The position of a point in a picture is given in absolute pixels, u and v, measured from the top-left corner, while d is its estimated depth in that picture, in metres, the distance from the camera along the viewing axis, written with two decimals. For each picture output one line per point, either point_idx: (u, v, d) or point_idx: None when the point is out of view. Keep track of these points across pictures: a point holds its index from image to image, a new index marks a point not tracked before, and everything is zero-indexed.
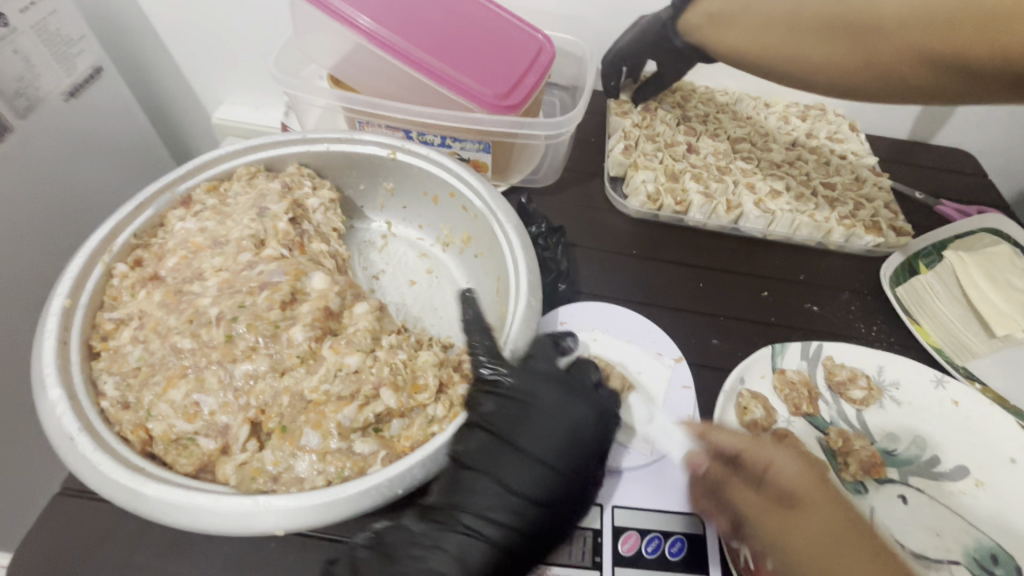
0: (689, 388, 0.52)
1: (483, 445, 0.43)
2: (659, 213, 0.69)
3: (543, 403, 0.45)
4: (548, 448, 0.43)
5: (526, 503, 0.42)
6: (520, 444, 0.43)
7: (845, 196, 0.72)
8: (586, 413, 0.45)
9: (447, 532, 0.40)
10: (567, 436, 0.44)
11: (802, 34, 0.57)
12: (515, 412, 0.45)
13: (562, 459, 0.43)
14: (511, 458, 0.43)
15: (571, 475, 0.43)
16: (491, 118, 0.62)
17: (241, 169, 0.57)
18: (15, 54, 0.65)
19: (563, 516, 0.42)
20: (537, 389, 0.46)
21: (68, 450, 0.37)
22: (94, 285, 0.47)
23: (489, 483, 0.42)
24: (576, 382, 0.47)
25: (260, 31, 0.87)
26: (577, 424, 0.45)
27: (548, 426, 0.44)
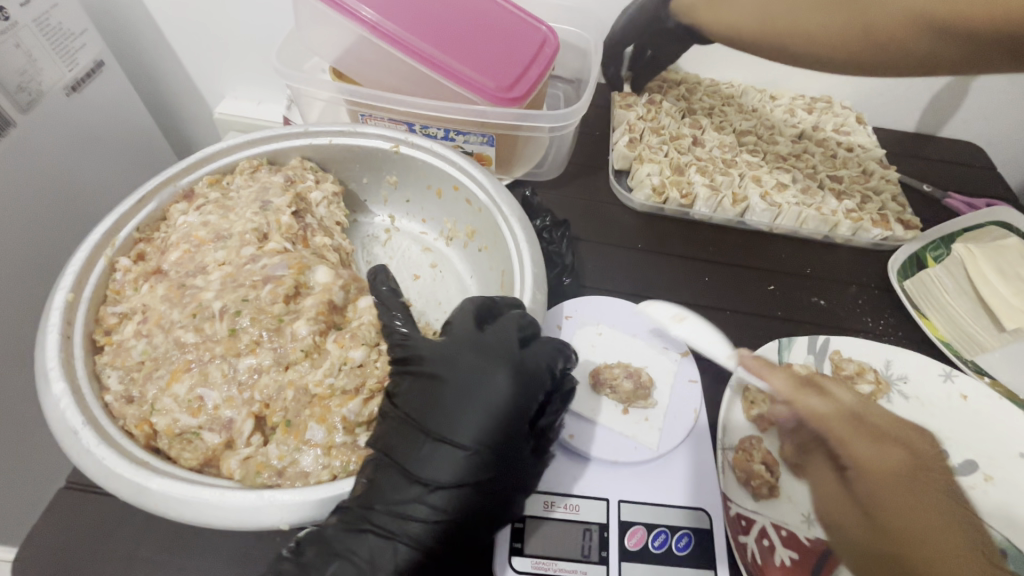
0: (696, 382, 0.51)
1: (396, 435, 0.39)
2: (664, 206, 0.69)
3: (456, 379, 0.40)
4: (464, 428, 0.38)
5: (446, 490, 0.38)
6: (432, 429, 0.39)
7: (852, 189, 0.72)
8: (503, 383, 0.40)
9: (356, 535, 0.37)
10: (484, 413, 0.39)
11: (803, 13, 0.56)
12: (427, 394, 0.40)
13: (479, 440, 0.38)
14: (424, 447, 0.38)
15: (493, 455, 0.38)
16: (494, 110, 0.61)
17: (244, 162, 0.56)
18: (18, 48, 0.65)
19: (482, 500, 0.38)
20: (451, 364, 0.41)
21: (73, 444, 0.37)
22: (97, 279, 0.46)
23: (406, 474, 0.38)
24: (496, 348, 0.41)
25: (262, 24, 0.87)
26: (492, 397, 0.39)
27: (463, 403, 0.39)
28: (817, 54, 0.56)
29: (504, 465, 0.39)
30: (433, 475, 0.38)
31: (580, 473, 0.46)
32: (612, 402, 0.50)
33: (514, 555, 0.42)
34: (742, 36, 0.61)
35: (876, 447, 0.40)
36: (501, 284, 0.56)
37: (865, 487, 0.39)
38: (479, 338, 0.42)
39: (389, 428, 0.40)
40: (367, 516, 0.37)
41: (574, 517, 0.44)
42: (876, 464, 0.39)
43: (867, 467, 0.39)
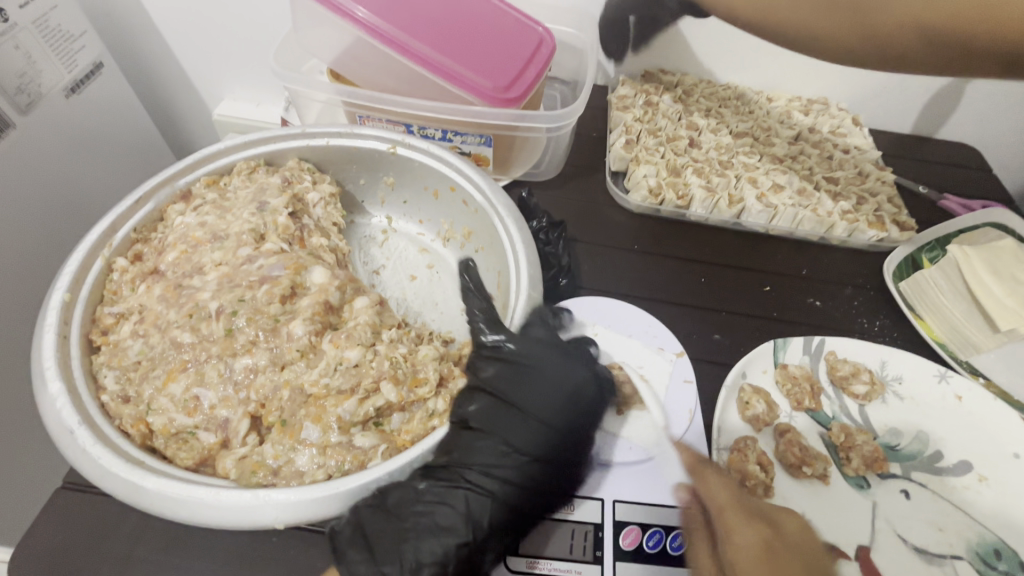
0: (691, 381, 0.52)
1: (487, 407, 0.44)
2: (661, 208, 0.69)
3: (544, 366, 0.46)
4: (549, 407, 0.44)
5: (535, 459, 0.43)
6: (523, 407, 0.44)
7: (849, 190, 0.72)
8: (585, 376, 0.46)
9: (454, 489, 0.40)
10: (566, 394, 0.45)
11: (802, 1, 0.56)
12: (517, 375, 0.45)
13: (561, 417, 0.44)
14: (514, 419, 0.43)
15: (570, 431, 0.45)
16: (491, 111, 0.62)
17: (241, 163, 0.57)
18: (17, 50, 0.65)
19: (562, 471, 0.44)
20: (539, 356, 0.46)
21: (68, 444, 0.37)
22: (94, 280, 0.46)
23: (495, 439, 0.43)
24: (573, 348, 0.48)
25: (262, 27, 0.87)
26: (576, 387, 0.46)
27: (552, 388, 0.45)
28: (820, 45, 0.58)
29: (578, 443, 0.45)
30: (525, 446, 0.43)
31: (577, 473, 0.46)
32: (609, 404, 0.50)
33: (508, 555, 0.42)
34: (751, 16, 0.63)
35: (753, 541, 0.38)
36: (498, 285, 0.57)
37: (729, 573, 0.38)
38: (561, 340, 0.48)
39: (477, 401, 0.44)
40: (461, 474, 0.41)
41: (568, 516, 0.44)
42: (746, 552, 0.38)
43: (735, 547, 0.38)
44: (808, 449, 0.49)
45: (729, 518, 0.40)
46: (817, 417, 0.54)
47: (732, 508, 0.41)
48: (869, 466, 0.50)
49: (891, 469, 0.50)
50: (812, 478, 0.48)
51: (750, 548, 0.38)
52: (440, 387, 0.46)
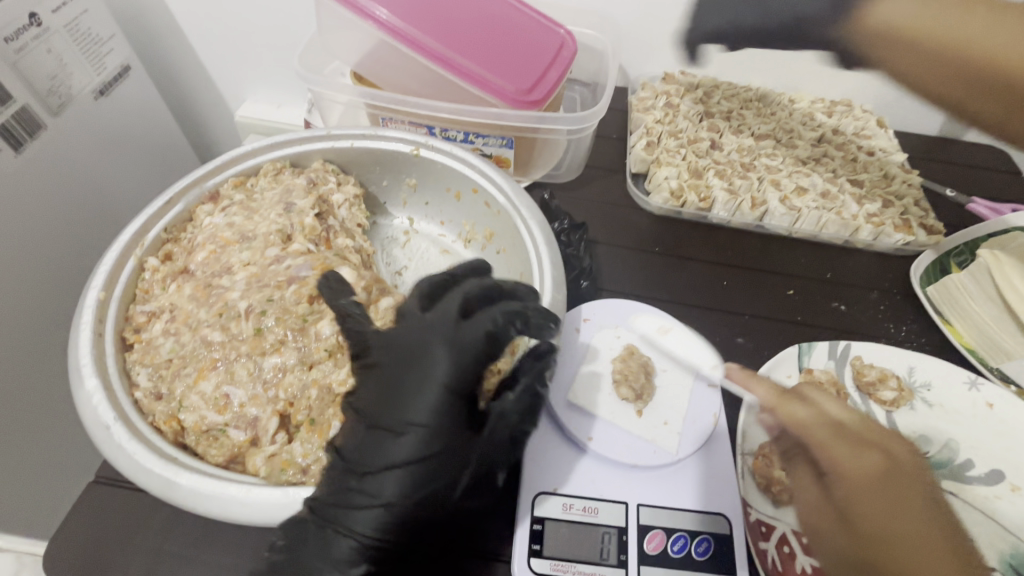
0: (716, 387, 0.50)
1: (353, 434, 0.38)
2: (682, 210, 0.69)
3: (409, 361, 0.38)
4: (419, 411, 0.37)
5: (402, 474, 0.37)
6: (382, 421, 0.38)
7: (873, 193, 0.71)
8: (443, 359, 0.38)
9: (318, 532, 0.36)
10: (433, 386, 0.37)
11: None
12: (383, 381, 0.39)
13: (434, 418, 0.37)
14: (376, 439, 0.37)
15: (451, 428, 0.37)
16: (513, 113, 0.62)
17: (267, 165, 0.57)
18: (49, 53, 0.67)
19: (441, 477, 0.37)
20: (398, 351, 0.39)
21: (105, 439, 0.38)
22: (127, 279, 0.47)
23: (364, 467, 0.37)
24: (434, 331, 0.39)
25: (286, 30, 0.88)
26: (435, 373, 0.37)
27: (409, 385, 0.38)
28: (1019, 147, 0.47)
29: (454, 438, 0.38)
30: (386, 463, 0.37)
31: (599, 477, 0.45)
32: (609, 372, 0.50)
33: (533, 557, 0.42)
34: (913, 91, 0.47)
35: (860, 454, 0.39)
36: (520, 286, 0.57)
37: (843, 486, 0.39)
38: (422, 322, 0.40)
39: (350, 424, 0.39)
40: (337, 504, 0.37)
41: (593, 519, 0.43)
42: (856, 474, 0.38)
43: (847, 473, 0.38)
44: None
45: (829, 447, 0.40)
46: None
47: (844, 435, 0.40)
48: None
49: None
50: None
51: (862, 471, 0.38)
52: None
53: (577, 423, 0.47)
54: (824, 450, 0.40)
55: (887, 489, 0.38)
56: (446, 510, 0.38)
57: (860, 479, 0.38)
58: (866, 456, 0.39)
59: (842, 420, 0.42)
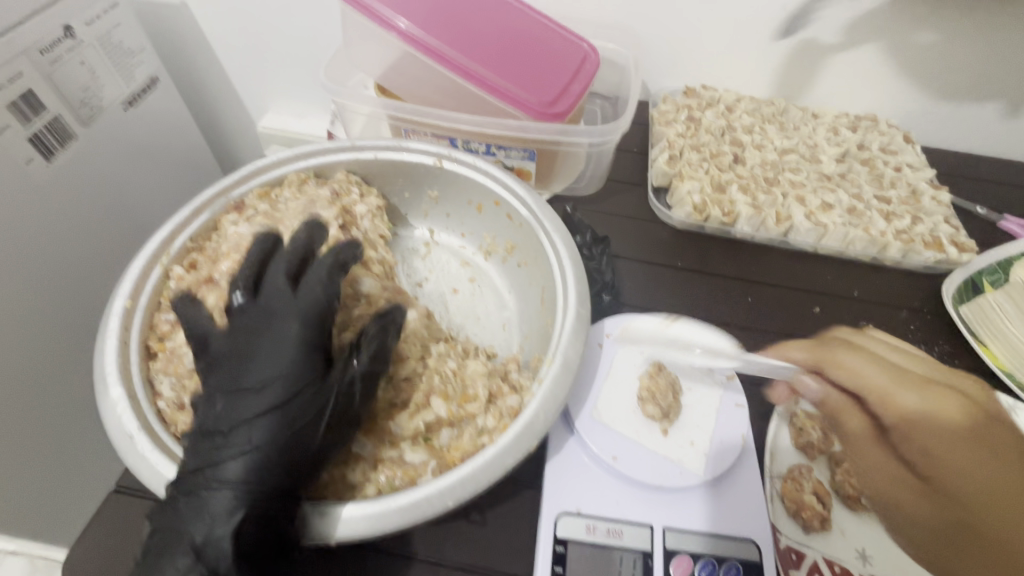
0: (744, 407, 0.48)
1: (212, 403, 0.38)
2: (706, 224, 0.68)
3: (257, 332, 0.39)
4: (267, 367, 0.38)
5: (265, 426, 0.36)
6: (239, 383, 0.38)
7: (901, 209, 0.70)
8: (289, 316, 0.39)
9: (191, 502, 0.35)
10: (286, 340, 0.38)
11: None
12: (232, 350, 0.39)
13: (290, 367, 0.38)
14: (235, 400, 0.37)
15: (304, 374, 0.38)
16: (536, 126, 0.62)
17: (292, 175, 0.57)
18: (82, 65, 0.69)
19: (307, 426, 0.37)
20: (248, 324, 0.40)
21: (127, 449, 0.37)
22: (152, 288, 0.46)
23: (219, 430, 0.37)
24: (276, 298, 0.41)
25: (310, 44, 0.90)
26: (285, 328, 0.39)
27: (260, 346, 0.39)
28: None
29: (312, 385, 0.38)
30: (247, 418, 0.36)
31: (623, 497, 0.44)
32: (633, 389, 0.49)
33: None
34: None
35: (927, 397, 0.37)
36: (542, 300, 0.56)
37: (911, 438, 0.36)
38: (263, 295, 0.41)
39: (203, 402, 0.38)
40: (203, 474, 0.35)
41: (617, 543, 0.42)
42: (930, 419, 0.36)
43: (908, 417, 0.37)
44: None
45: (895, 397, 0.38)
46: None
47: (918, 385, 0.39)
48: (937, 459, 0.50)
49: None
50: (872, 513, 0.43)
51: (937, 424, 0.36)
52: (491, 404, 0.43)
53: (601, 441, 0.46)
54: (880, 397, 0.39)
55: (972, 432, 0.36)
56: (319, 462, 0.38)
57: (934, 428, 0.36)
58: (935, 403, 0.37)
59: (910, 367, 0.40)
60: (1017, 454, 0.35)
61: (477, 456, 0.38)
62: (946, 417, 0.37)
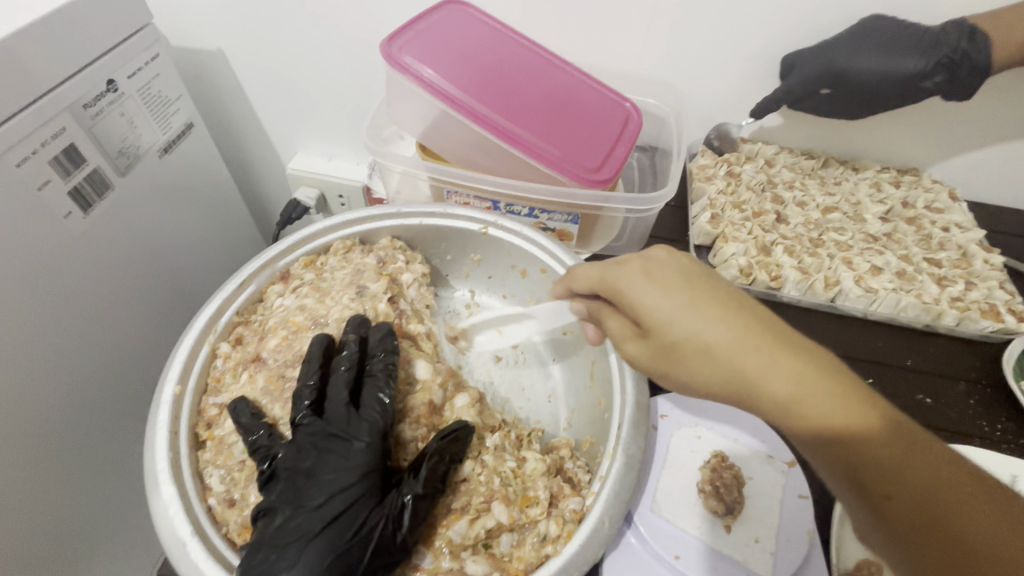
0: (808, 498, 0.46)
1: (272, 515, 0.38)
2: (751, 288, 0.67)
3: (321, 449, 0.40)
4: (327, 487, 0.38)
5: (327, 544, 0.36)
6: (303, 495, 0.38)
7: (953, 274, 0.68)
8: (359, 428, 0.41)
9: None
10: (354, 453, 0.39)
11: (699, 305, 0.37)
12: (295, 461, 0.39)
13: (352, 489, 0.38)
14: (297, 513, 0.37)
15: (363, 499, 0.38)
16: (582, 191, 0.61)
17: (338, 243, 0.57)
18: (122, 117, 0.69)
19: (366, 545, 0.37)
20: (315, 433, 0.40)
21: (181, 558, 0.36)
22: (200, 368, 0.46)
23: (279, 542, 0.36)
24: (343, 409, 0.42)
25: (345, 91, 0.91)
26: (354, 441, 0.40)
27: (327, 457, 0.39)
28: (760, 355, 0.36)
29: (377, 502, 0.39)
30: (308, 535, 0.36)
31: None
32: (689, 480, 0.47)
33: None
34: (793, 376, 0.35)
35: (651, 290, 0.39)
36: (592, 374, 0.55)
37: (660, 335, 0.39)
38: (330, 404, 0.42)
39: (262, 512, 0.38)
40: None
41: None
42: (649, 307, 0.39)
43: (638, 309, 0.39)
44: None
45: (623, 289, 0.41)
46: None
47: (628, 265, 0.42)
48: None
49: None
50: None
51: (656, 312, 0.38)
52: (552, 507, 0.42)
53: (661, 538, 0.44)
54: (620, 296, 0.41)
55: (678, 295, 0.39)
56: None
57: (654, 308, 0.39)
58: (659, 288, 0.39)
59: (661, 260, 0.41)
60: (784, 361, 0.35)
61: (540, 571, 0.37)
62: (655, 314, 0.38)
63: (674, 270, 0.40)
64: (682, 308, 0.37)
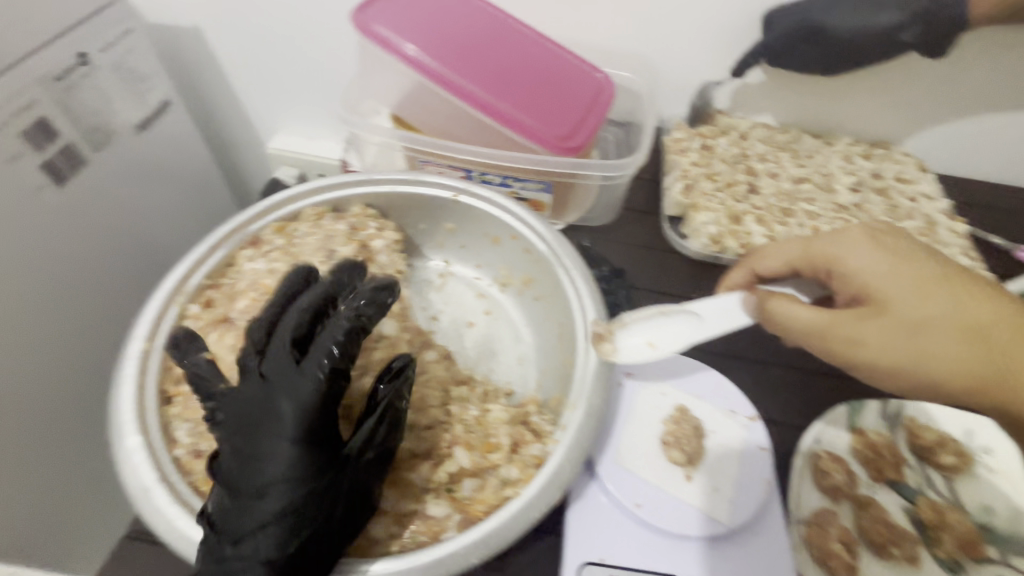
0: (767, 450, 0.47)
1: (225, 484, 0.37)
2: (721, 255, 0.68)
3: (258, 415, 0.37)
4: (269, 456, 0.36)
5: (278, 514, 0.35)
6: (250, 466, 0.36)
7: (918, 241, 0.69)
8: (289, 392, 0.37)
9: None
10: (291, 420, 0.36)
11: (948, 284, 0.44)
12: (240, 427, 0.38)
13: (293, 458, 0.36)
14: (246, 483, 0.36)
15: (306, 466, 0.36)
16: (553, 159, 0.62)
17: (309, 210, 0.57)
18: (95, 91, 0.68)
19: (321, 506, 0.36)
20: (254, 398, 0.38)
21: (145, 504, 0.37)
22: (168, 328, 0.46)
23: (235, 510, 0.36)
24: (276, 373, 0.38)
25: (322, 68, 0.90)
26: (286, 408, 0.37)
27: (266, 425, 0.37)
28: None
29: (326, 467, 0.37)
30: (258, 505, 0.36)
31: (645, 546, 0.43)
32: (653, 432, 0.49)
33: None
34: None
35: (866, 257, 0.46)
36: (559, 337, 0.56)
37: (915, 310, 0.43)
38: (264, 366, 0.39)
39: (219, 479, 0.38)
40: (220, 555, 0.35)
41: None
42: (877, 274, 0.45)
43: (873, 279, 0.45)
44: (894, 528, 0.47)
45: (838, 261, 0.47)
46: (902, 490, 0.50)
47: (834, 239, 0.48)
48: (962, 549, 0.47)
49: (987, 553, 0.47)
50: (903, 561, 0.46)
51: (877, 276, 0.45)
52: (515, 453, 0.43)
53: (623, 487, 0.45)
54: (856, 271, 0.46)
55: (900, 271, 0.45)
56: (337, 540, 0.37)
57: (880, 278, 0.45)
58: (872, 254, 0.46)
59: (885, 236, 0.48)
60: (996, 333, 0.42)
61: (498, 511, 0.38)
62: (915, 284, 0.44)
63: (905, 252, 0.46)
64: (953, 292, 0.43)
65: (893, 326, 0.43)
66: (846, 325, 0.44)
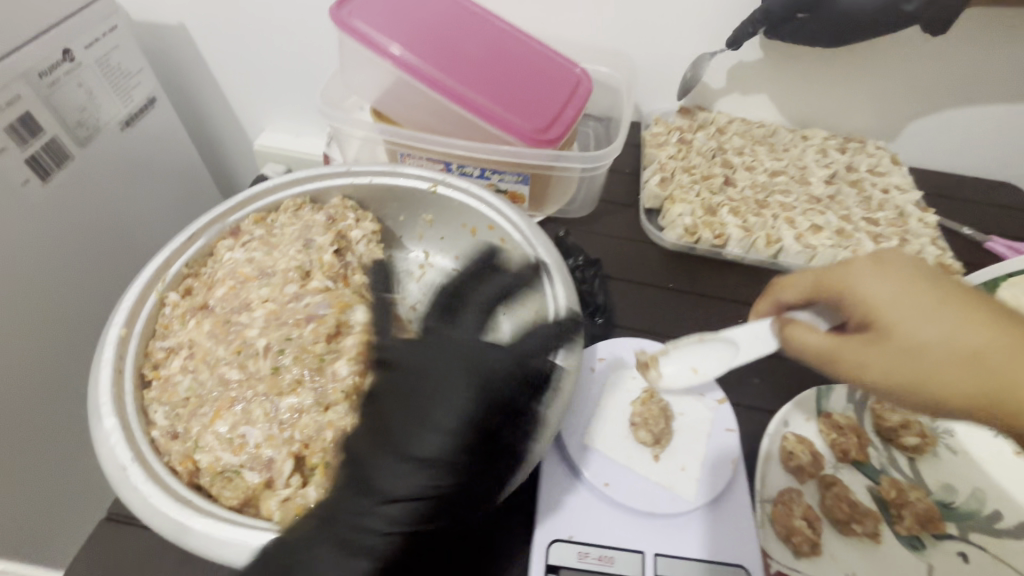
0: (734, 431, 0.49)
1: (363, 454, 0.41)
2: (697, 246, 0.69)
3: (420, 389, 0.42)
4: (420, 430, 0.41)
5: (407, 493, 0.39)
6: (402, 439, 0.40)
7: (889, 231, 0.71)
8: (457, 374, 0.42)
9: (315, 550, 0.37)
10: (452, 399, 0.41)
11: (966, 310, 0.36)
12: (390, 403, 0.42)
13: (447, 431, 0.40)
14: (395, 456, 0.40)
15: (453, 448, 0.40)
16: (529, 151, 0.63)
17: (288, 201, 0.58)
18: (79, 87, 0.69)
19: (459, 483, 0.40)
20: (415, 376, 0.43)
21: (121, 480, 0.38)
22: (148, 315, 0.48)
23: (371, 482, 0.40)
24: (453, 354, 0.44)
25: (307, 65, 0.91)
26: (444, 387, 0.42)
27: (426, 401, 0.41)
28: None
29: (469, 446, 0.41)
30: (396, 483, 0.39)
31: (612, 522, 0.44)
32: (623, 414, 0.50)
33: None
34: None
35: (878, 280, 0.39)
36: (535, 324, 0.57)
37: (916, 342, 0.37)
38: (469, 348, 0.44)
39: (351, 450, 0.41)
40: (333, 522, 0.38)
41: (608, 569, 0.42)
42: (876, 299, 0.39)
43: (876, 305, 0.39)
44: (857, 505, 0.47)
45: (844, 286, 0.42)
46: (866, 470, 0.51)
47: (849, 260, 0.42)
48: (922, 525, 0.48)
49: (946, 529, 0.48)
50: (864, 536, 0.47)
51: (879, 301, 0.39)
52: None
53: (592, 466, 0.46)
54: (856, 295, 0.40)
55: (914, 293, 0.38)
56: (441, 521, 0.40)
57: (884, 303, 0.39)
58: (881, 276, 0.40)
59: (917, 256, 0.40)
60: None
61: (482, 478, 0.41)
62: (910, 310, 0.37)
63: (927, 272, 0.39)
64: (968, 318, 0.36)
65: (890, 358, 0.38)
66: (851, 353, 0.40)
